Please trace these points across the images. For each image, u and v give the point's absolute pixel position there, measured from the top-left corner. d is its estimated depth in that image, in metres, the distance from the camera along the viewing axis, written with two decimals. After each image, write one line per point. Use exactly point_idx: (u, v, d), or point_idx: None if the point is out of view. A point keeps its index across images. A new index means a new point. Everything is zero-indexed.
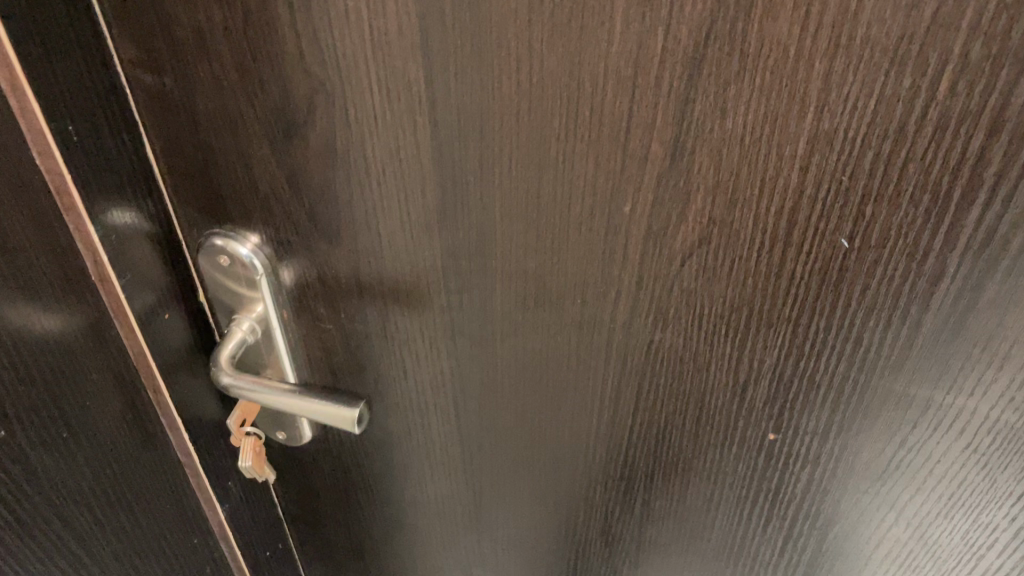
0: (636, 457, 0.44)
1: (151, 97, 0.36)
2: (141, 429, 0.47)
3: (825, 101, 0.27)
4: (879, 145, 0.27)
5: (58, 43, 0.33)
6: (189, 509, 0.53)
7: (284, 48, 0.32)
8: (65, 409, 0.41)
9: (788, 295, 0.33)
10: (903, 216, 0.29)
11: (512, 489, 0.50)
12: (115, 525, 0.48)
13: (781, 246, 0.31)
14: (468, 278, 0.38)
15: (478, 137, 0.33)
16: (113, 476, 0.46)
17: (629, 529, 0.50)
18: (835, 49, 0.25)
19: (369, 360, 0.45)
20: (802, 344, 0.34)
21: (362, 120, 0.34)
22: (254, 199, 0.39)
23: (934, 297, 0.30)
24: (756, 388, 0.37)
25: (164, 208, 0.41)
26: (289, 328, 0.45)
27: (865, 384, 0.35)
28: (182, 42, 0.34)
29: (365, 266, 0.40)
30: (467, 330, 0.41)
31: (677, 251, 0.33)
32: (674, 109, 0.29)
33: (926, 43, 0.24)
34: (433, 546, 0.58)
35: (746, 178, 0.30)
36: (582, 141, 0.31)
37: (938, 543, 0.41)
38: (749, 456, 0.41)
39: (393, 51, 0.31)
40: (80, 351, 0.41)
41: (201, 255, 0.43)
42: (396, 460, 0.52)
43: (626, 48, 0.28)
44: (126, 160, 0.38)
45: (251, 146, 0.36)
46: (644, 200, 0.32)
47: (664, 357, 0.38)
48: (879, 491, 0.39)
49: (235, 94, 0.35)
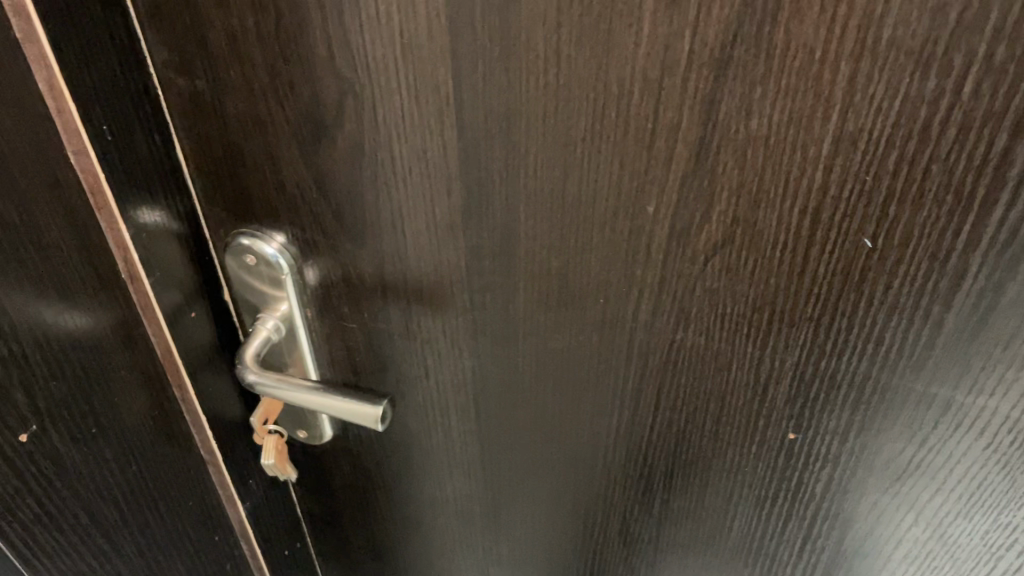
0: (656, 457, 0.45)
1: (182, 99, 0.37)
2: (168, 427, 0.48)
3: (851, 102, 0.27)
4: (903, 146, 0.28)
5: (94, 45, 0.34)
6: (211, 508, 0.54)
7: (314, 50, 0.33)
8: (89, 399, 0.41)
9: (811, 294, 0.33)
10: (925, 216, 0.29)
11: (531, 489, 0.51)
12: (137, 518, 0.48)
13: (804, 246, 0.32)
14: (492, 278, 0.39)
15: (505, 138, 0.33)
16: (136, 470, 0.46)
17: (647, 529, 0.50)
18: (860, 51, 0.26)
19: (391, 360, 0.46)
20: (823, 343, 0.35)
21: (391, 122, 0.34)
22: (282, 200, 0.39)
23: (955, 297, 0.31)
24: (777, 387, 0.38)
25: (192, 208, 0.42)
26: (313, 326, 0.46)
27: (885, 383, 0.35)
28: (214, 44, 0.34)
29: (390, 266, 0.40)
30: (489, 330, 0.41)
31: (701, 250, 0.34)
32: (700, 111, 0.29)
33: (951, 45, 0.25)
34: (451, 547, 0.59)
35: (770, 178, 0.30)
36: (608, 141, 0.31)
37: (957, 543, 0.41)
38: (768, 456, 0.41)
39: (423, 53, 0.31)
40: (110, 348, 0.41)
41: (228, 254, 0.43)
42: (416, 460, 0.52)
43: (653, 50, 0.28)
44: (158, 161, 0.39)
45: (280, 147, 0.37)
46: (668, 200, 0.32)
47: (685, 356, 0.38)
48: (899, 491, 0.40)
49: (265, 96, 0.35)
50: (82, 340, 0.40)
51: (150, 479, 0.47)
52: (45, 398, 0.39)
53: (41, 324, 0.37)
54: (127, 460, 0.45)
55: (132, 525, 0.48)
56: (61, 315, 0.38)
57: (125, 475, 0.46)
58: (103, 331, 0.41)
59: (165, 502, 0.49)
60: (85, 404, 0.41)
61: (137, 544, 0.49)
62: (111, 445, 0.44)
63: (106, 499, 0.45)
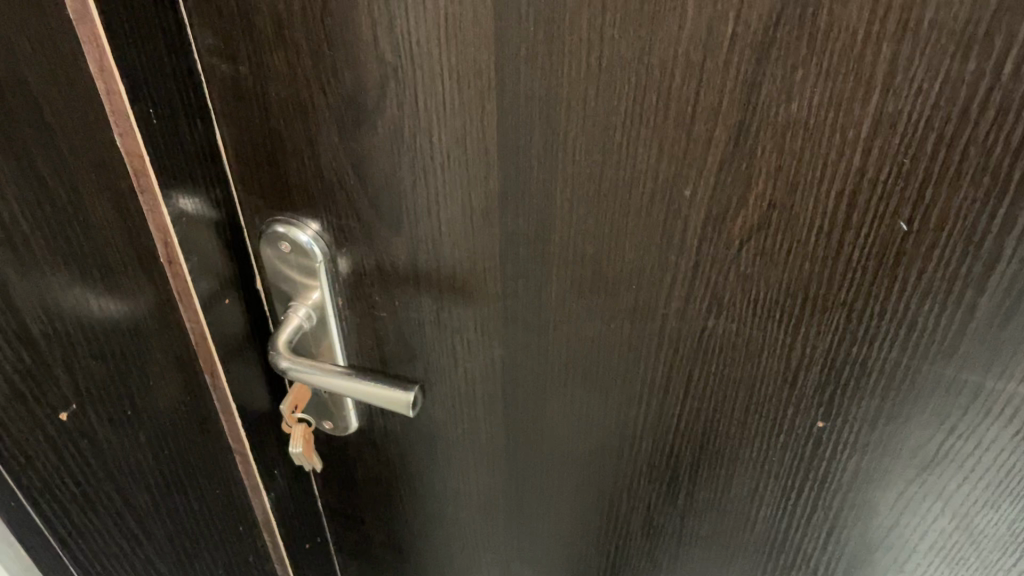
0: (683, 447, 0.45)
1: (226, 85, 0.38)
2: (197, 413, 0.48)
3: (891, 84, 0.28)
4: (942, 128, 0.28)
5: (145, 30, 0.34)
6: (236, 498, 0.55)
7: (359, 35, 0.34)
8: (125, 381, 0.42)
9: (844, 279, 0.34)
10: (962, 198, 0.30)
11: (556, 480, 0.51)
12: (167, 501, 0.49)
13: (839, 230, 0.32)
14: (525, 265, 0.39)
15: (545, 123, 0.34)
16: (167, 454, 0.47)
17: (671, 521, 0.50)
18: (902, 32, 0.26)
19: (421, 350, 0.46)
20: (855, 329, 0.35)
21: (431, 107, 0.35)
22: (319, 187, 0.40)
23: (989, 281, 0.31)
24: (808, 374, 0.38)
25: (229, 194, 0.42)
26: (343, 315, 0.46)
27: (916, 369, 0.36)
28: (260, 30, 0.35)
29: (424, 254, 0.41)
30: (519, 318, 0.42)
31: (736, 234, 0.34)
32: (741, 93, 0.30)
33: (993, 27, 0.25)
34: (473, 540, 0.59)
35: (809, 161, 0.31)
36: (648, 125, 0.32)
37: (983, 534, 0.41)
38: (796, 446, 0.42)
39: (468, 38, 0.32)
40: (147, 332, 0.42)
41: (262, 242, 0.44)
42: (440, 452, 0.52)
43: (697, 32, 0.29)
44: (199, 145, 0.39)
45: (320, 134, 0.38)
46: (705, 184, 0.33)
47: (716, 343, 0.39)
48: (926, 480, 0.40)
49: (308, 81, 0.36)
50: (121, 324, 0.41)
51: (180, 464, 0.48)
52: (83, 377, 0.40)
53: (82, 305, 0.38)
54: (159, 444, 0.46)
55: (161, 510, 0.49)
56: (100, 298, 0.39)
57: (157, 459, 0.46)
58: (141, 315, 0.42)
59: (192, 487, 0.50)
60: (123, 386, 0.42)
61: (164, 530, 0.50)
62: (144, 429, 0.45)
63: (138, 481, 0.46)
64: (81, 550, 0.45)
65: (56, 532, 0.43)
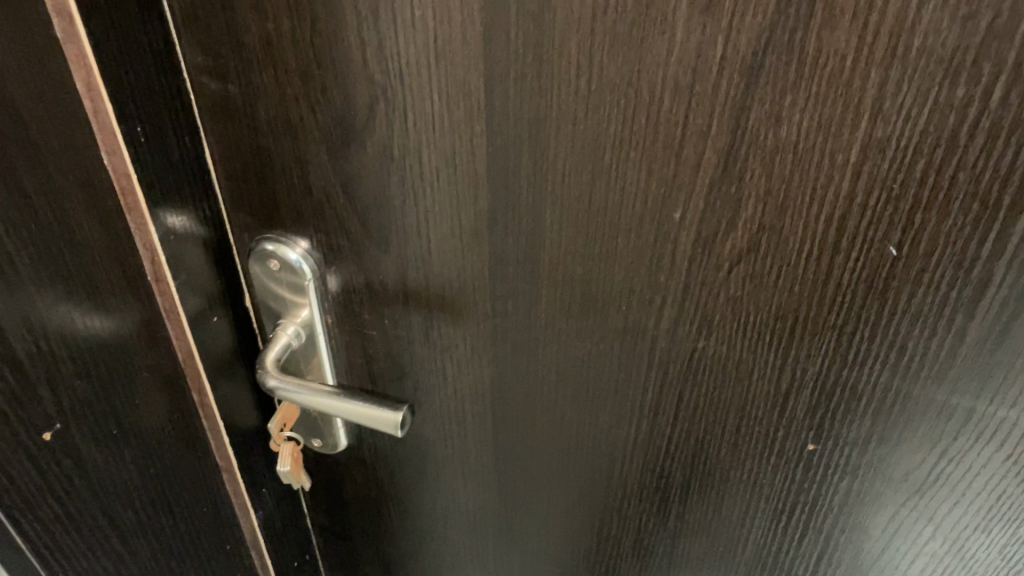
0: (673, 468, 0.45)
1: (215, 103, 0.37)
2: (185, 431, 0.48)
3: (880, 110, 0.28)
4: (931, 153, 0.28)
5: (131, 45, 0.34)
6: (224, 516, 0.54)
7: (349, 56, 0.33)
8: (109, 399, 0.43)
9: (834, 303, 0.34)
10: (952, 223, 0.29)
11: (545, 500, 0.51)
12: (153, 518, 0.49)
13: (829, 253, 0.32)
14: (514, 285, 0.39)
15: (534, 144, 0.34)
16: (153, 472, 0.47)
17: (662, 543, 0.50)
18: (891, 59, 0.26)
19: (410, 369, 0.46)
20: (845, 352, 0.35)
21: (421, 127, 0.35)
22: (308, 205, 0.40)
23: (979, 305, 0.31)
24: (798, 397, 0.38)
25: (218, 212, 0.42)
26: (333, 333, 0.46)
27: (907, 393, 0.35)
28: (250, 49, 0.35)
29: (413, 273, 0.41)
30: (509, 337, 0.42)
31: (725, 257, 0.34)
32: (730, 117, 0.30)
33: (981, 54, 0.25)
34: (463, 560, 0.59)
35: (798, 185, 0.31)
36: (636, 148, 0.32)
37: (974, 558, 0.41)
38: (787, 468, 0.41)
39: (456, 59, 0.32)
40: (134, 350, 0.42)
41: (251, 260, 0.43)
42: (430, 470, 0.52)
43: (686, 56, 0.29)
44: (187, 162, 0.39)
45: (310, 152, 0.37)
46: (695, 207, 0.33)
47: (707, 365, 0.39)
48: (917, 504, 0.40)
49: (297, 100, 0.36)
50: (107, 343, 0.41)
51: (166, 481, 0.48)
52: (67, 397, 0.41)
53: (67, 325, 0.39)
54: (144, 462, 0.46)
55: (146, 525, 0.49)
56: (86, 318, 0.40)
57: (143, 476, 0.47)
58: (127, 333, 0.42)
59: (179, 504, 0.50)
60: (108, 405, 0.43)
61: (148, 543, 0.50)
62: (130, 447, 0.45)
63: (122, 497, 0.46)
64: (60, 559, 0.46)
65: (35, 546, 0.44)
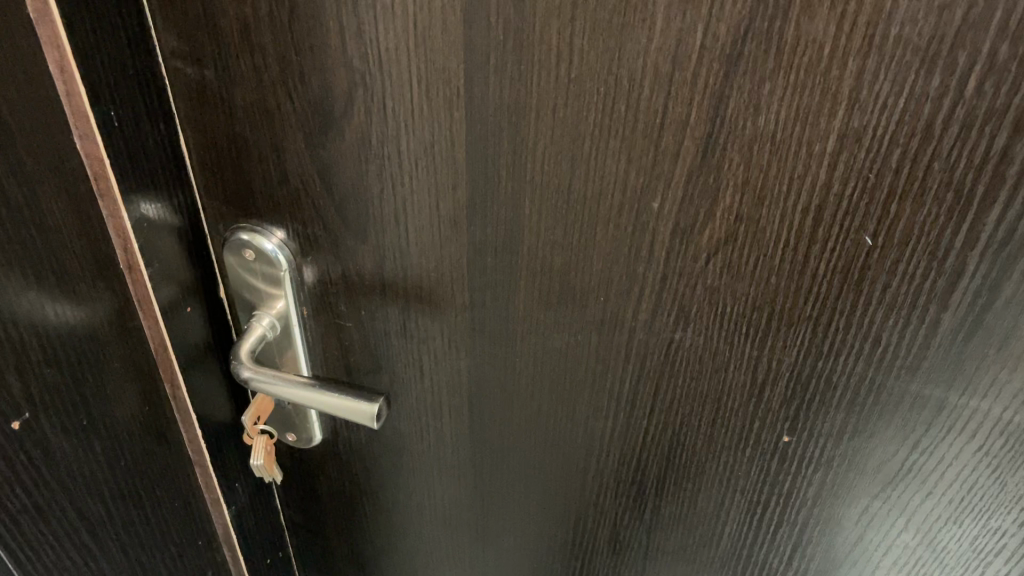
0: (649, 460, 0.45)
1: (191, 89, 0.37)
2: (157, 423, 0.47)
3: (857, 99, 0.28)
4: (906, 143, 0.28)
5: (105, 28, 0.33)
6: (195, 509, 0.53)
7: (326, 43, 0.33)
8: (81, 390, 0.41)
9: (811, 293, 0.34)
10: (927, 214, 0.30)
11: (522, 493, 0.51)
12: (122, 513, 0.47)
13: (806, 243, 0.32)
14: (493, 275, 0.39)
15: (513, 132, 0.33)
16: (123, 466, 0.46)
17: (637, 536, 0.50)
18: (868, 48, 0.27)
19: (387, 361, 0.46)
20: (821, 343, 0.35)
21: (400, 114, 0.34)
22: (284, 193, 0.39)
23: (953, 295, 0.32)
24: (774, 388, 0.38)
25: (193, 201, 0.42)
26: (307, 324, 0.45)
27: (880, 384, 0.36)
28: (226, 32, 0.34)
29: (391, 263, 0.40)
30: (487, 329, 0.42)
31: (702, 248, 0.34)
32: (709, 105, 0.30)
33: (957, 44, 0.26)
34: (438, 554, 0.58)
35: (776, 174, 0.31)
36: (616, 137, 0.32)
37: (946, 549, 0.41)
38: (763, 460, 0.42)
39: (436, 45, 0.32)
40: (105, 340, 0.41)
41: (225, 250, 0.43)
42: (406, 463, 0.52)
43: (666, 44, 0.29)
44: (162, 150, 0.39)
45: (286, 140, 0.37)
46: (673, 195, 0.33)
47: (683, 356, 0.39)
48: (891, 495, 0.40)
49: (274, 86, 0.35)
50: (77, 332, 0.40)
51: (137, 476, 0.47)
52: (37, 383, 0.38)
53: (37, 311, 0.37)
54: (115, 457, 0.45)
55: (116, 522, 0.47)
56: (54, 305, 0.38)
57: (114, 471, 0.45)
58: (98, 323, 0.41)
59: (149, 500, 0.49)
60: (78, 395, 0.41)
61: (121, 544, 0.48)
62: (99, 438, 0.43)
63: (94, 493, 0.45)
64: (40, 568, 0.44)
65: (14, 555, 0.42)
